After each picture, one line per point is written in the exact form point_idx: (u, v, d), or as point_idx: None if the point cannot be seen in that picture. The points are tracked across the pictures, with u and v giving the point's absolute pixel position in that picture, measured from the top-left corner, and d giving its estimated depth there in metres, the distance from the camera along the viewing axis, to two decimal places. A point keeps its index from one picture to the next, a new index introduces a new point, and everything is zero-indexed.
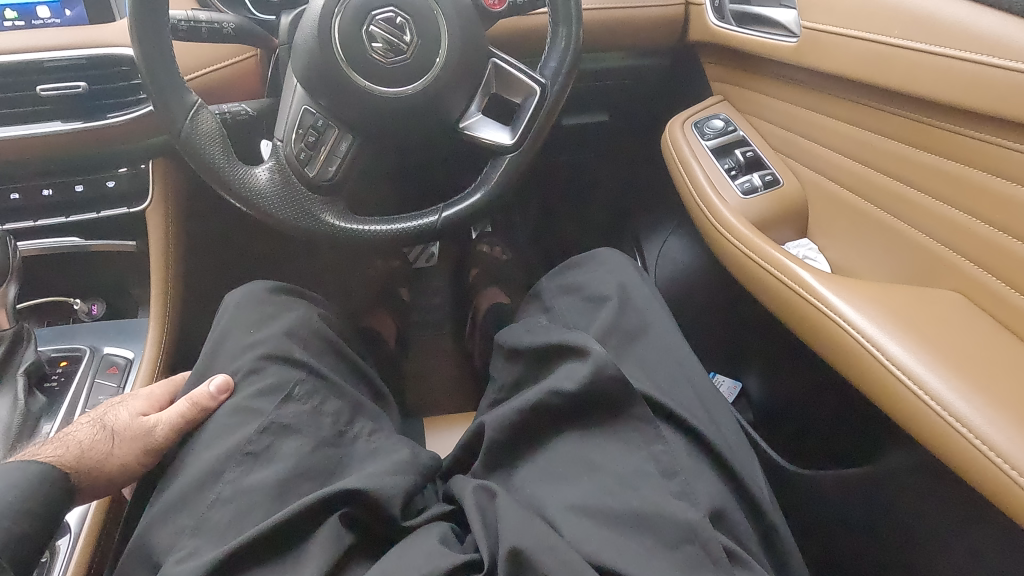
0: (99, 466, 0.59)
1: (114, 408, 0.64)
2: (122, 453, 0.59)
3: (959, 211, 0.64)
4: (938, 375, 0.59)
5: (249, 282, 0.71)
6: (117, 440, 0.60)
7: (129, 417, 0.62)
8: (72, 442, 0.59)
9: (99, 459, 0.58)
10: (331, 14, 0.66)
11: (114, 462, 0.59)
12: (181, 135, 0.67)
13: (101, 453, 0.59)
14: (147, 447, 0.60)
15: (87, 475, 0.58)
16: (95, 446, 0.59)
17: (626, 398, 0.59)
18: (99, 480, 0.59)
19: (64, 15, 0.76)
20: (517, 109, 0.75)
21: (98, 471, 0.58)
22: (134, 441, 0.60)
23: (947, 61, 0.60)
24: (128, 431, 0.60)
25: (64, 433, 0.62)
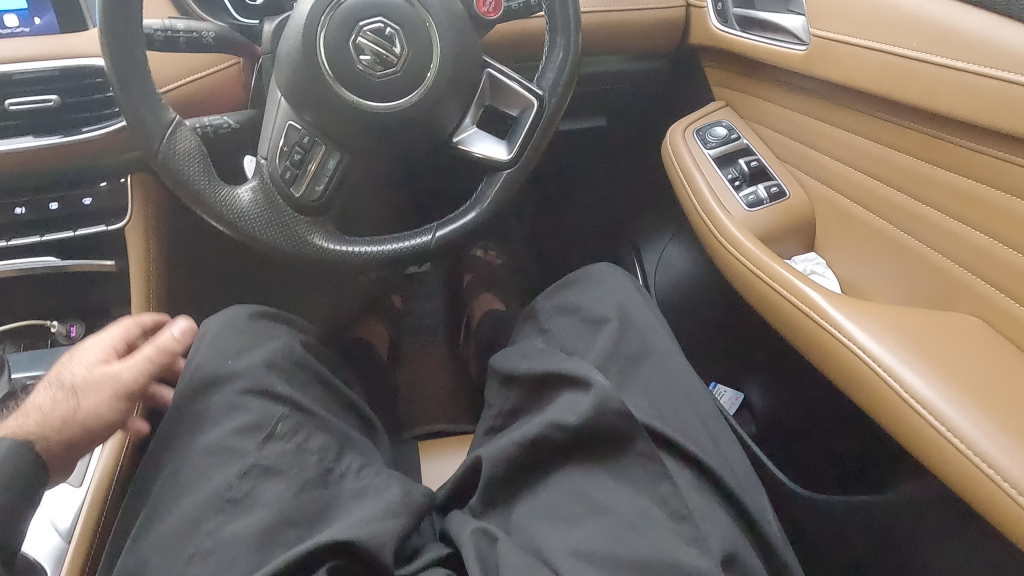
0: (71, 422, 0.58)
1: (65, 366, 0.63)
2: (93, 403, 0.59)
3: (979, 233, 0.61)
4: (961, 410, 0.55)
5: (228, 308, 0.67)
6: (85, 398, 0.59)
7: (88, 372, 0.61)
8: (32, 408, 0.58)
9: (75, 418, 0.58)
10: (316, 25, 0.62)
11: (88, 420, 0.58)
12: (159, 154, 0.63)
13: (68, 409, 0.58)
14: (117, 392, 0.61)
15: (64, 435, 0.56)
16: (58, 406, 0.58)
17: (627, 433, 0.56)
18: (79, 439, 0.58)
19: (34, 24, 0.71)
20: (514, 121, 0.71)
21: (77, 429, 0.58)
22: (100, 390, 0.60)
23: (972, 77, 0.57)
24: (92, 383, 0.60)
25: (19, 403, 0.59)
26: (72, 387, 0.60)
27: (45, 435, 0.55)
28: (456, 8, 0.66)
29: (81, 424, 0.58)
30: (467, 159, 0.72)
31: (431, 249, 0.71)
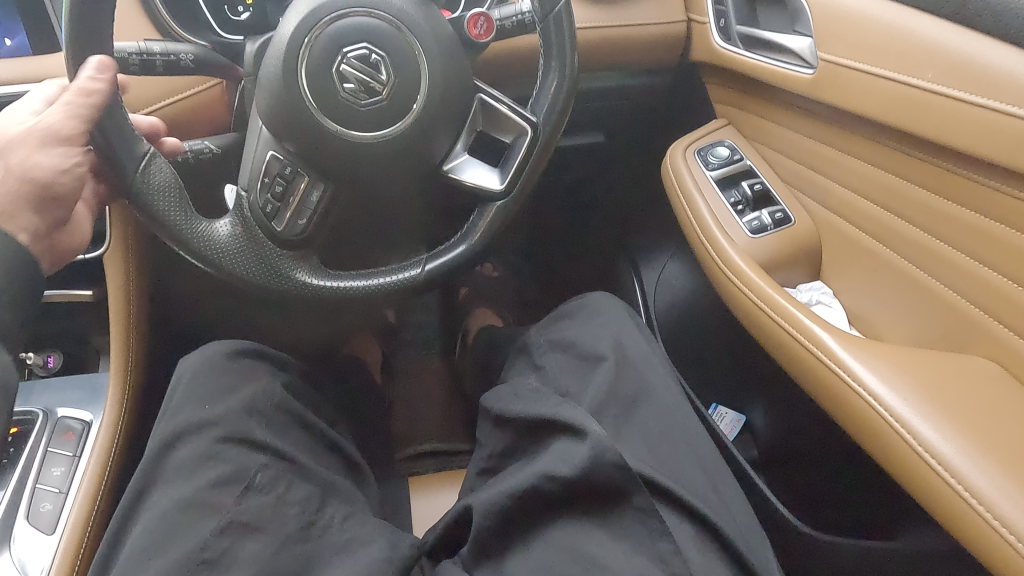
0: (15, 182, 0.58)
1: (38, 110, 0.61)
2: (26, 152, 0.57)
3: (997, 274, 0.57)
4: (976, 465, 0.52)
5: (205, 346, 0.66)
6: (27, 154, 0.58)
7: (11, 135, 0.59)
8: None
9: (29, 176, 0.58)
10: (297, 54, 0.59)
11: (42, 179, 0.59)
12: (131, 185, 0.59)
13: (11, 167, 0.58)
14: (44, 139, 0.58)
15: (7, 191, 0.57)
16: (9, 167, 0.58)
17: (625, 486, 0.53)
18: (44, 205, 0.60)
19: (4, 45, 0.69)
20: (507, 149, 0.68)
21: (34, 190, 0.59)
22: (36, 134, 0.58)
23: (992, 114, 0.53)
24: (29, 134, 0.58)
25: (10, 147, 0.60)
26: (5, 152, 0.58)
27: (8, 208, 0.58)
28: (445, 29, 0.63)
29: (38, 182, 0.59)
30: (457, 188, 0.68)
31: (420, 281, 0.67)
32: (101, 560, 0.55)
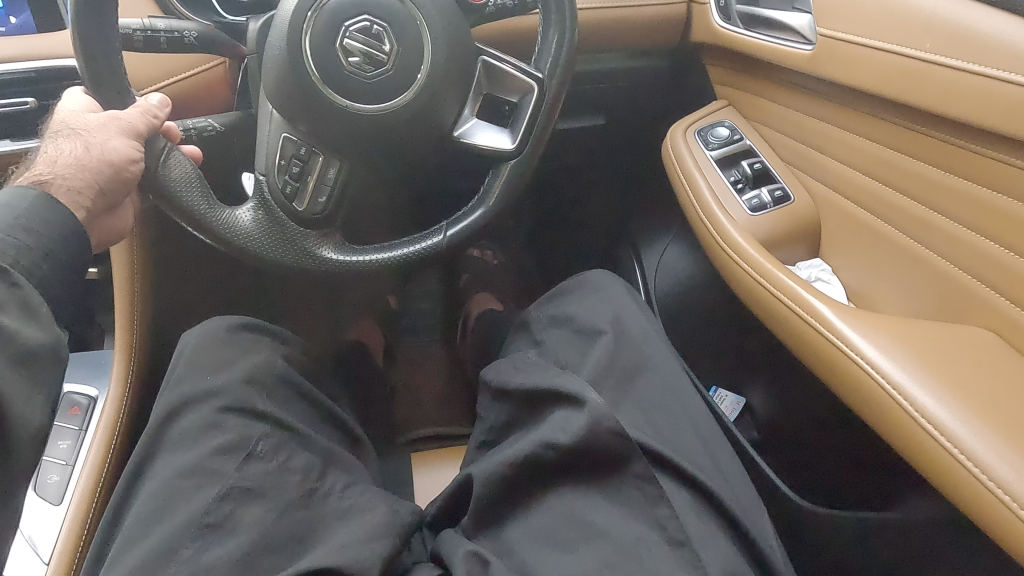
0: (92, 171, 0.55)
1: (69, 115, 0.58)
2: (107, 140, 0.56)
3: (995, 245, 0.58)
4: (974, 431, 0.52)
5: (207, 320, 0.67)
6: (106, 137, 0.56)
7: (93, 117, 0.57)
8: (56, 163, 0.55)
9: (104, 159, 0.56)
10: (302, 27, 0.59)
11: (115, 162, 0.56)
12: (150, 176, 0.59)
13: (77, 156, 0.55)
14: (123, 130, 0.57)
15: (87, 179, 0.55)
16: (77, 156, 0.56)
17: (623, 453, 0.53)
18: (110, 187, 0.57)
19: (9, 23, 0.69)
20: (514, 108, 0.68)
21: (105, 172, 0.56)
22: (109, 127, 0.56)
23: (989, 82, 0.54)
24: (97, 127, 0.56)
25: (51, 146, 0.57)
26: (83, 130, 0.56)
27: (72, 184, 0.55)
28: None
29: (111, 165, 0.56)
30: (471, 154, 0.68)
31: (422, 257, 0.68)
32: (106, 526, 0.56)
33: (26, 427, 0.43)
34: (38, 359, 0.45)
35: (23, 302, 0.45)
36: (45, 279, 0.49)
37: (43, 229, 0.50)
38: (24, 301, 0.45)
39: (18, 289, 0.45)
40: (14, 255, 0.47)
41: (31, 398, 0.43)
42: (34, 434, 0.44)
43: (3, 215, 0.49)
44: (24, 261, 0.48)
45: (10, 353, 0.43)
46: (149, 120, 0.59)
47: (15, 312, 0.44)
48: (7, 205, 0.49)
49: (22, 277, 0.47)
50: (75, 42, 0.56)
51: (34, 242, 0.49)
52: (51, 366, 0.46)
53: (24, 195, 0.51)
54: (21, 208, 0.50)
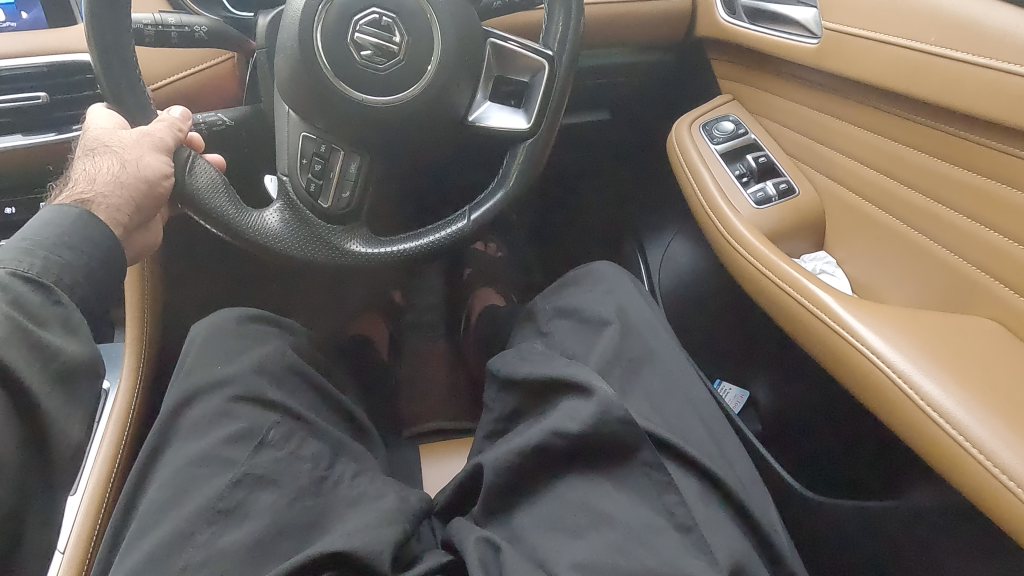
0: (129, 189, 0.56)
1: (97, 132, 0.58)
2: (142, 157, 0.56)
3: (1000, 236, 0.58)
4: (980, 419, 0.53)
5: (218, 311, 0.68)
6: (140, 154, 0.56)
7: (125, 134, 0.58)
8: (92, 182, 0.56)
9: (140, 175, 0.56)
10: (313, 19, 0.60)
11: (150, 178, 0.57)
12: (181, 189, 0.60)
13: (113, 175, 0.56)
14: (156, 147, 0.58)
15: (124, 197, 0.56)
16: (112, 174, 0.56)
17: (631, 441, 0.54)
18: (145, 203, 0.58)
19: (21, 18, 0.70)
20: (526, 88, 0.69)
21: (141, 188, 0.57)
22: (142, 145, 0.57)
23: (995, 73, 0.54)
24: (131, 144, 0.57)
25: (84, 165, 0.57)
26: (117, 147, 0.57)
27: (112, 202, 0.56)
28: None
29: (146, 182, 0.57)
30: (486, 137, 0.69)
31: (432, 250, 0.68)
32: (120, 514, 0.56)
33: (66, 444, 0.44)
34: (76, 376, 0.45)
35: (65, 320, 0.46)
36: (85, 298, 0.49)
37: (84, 248, 0.49)
38: (65, 319, 0.46)
39: (60, 308, 0.46)
40: (58, 272, 0.47)
41: (59, 396, 0.44)
42: (74, 450, 0.44)
43: (48, 234, 0.48)
44: (68, 281, 0.48)
45: (50, 369, 0.43)
46: (176, 134, 0.61)
47: (57, 330, 0.45)
48: (51, 224, 0.49)
49: (67, 297, 0.47)
50: (90, 40, 0.57)
51: (75, 260, 0.48)
52: (89, 386, 0.46)
53: (67, 214, 0.50)
54: (65, 225, 0.49)
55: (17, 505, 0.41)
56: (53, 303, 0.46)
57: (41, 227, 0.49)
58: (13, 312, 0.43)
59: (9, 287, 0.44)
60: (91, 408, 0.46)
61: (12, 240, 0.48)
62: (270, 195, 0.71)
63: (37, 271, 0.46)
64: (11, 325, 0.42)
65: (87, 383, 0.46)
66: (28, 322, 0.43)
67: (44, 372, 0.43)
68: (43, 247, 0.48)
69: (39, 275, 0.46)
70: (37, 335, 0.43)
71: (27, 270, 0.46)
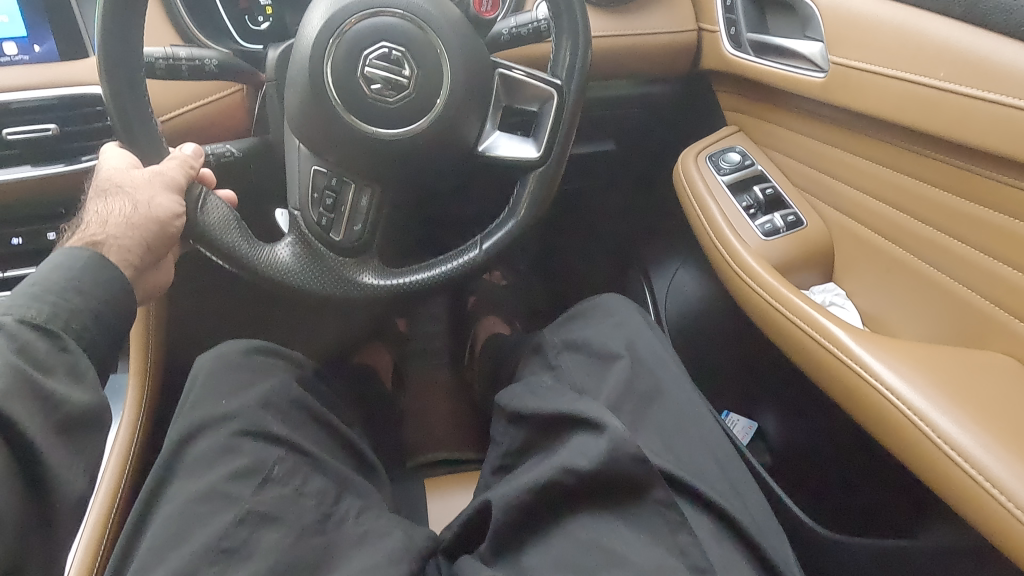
0: (140, 231, 0.56)
1: (110, 172, 0.59)
2: (153, 198, 0.57)
3: (1013, 270, 0.58)
4: (998, 458, 0.52)
5: (223, 344, 0.68)
6: (152, 195, 0.57)
7: (137, 174, 0.58)
8: (104, 223, 0.56)
9: (151, 216, 0.57)
10: (323, 53, 0.60)
11: (161, 219, 0.57)
12: (192, 224, 0.60)
13: (124, 217, 0.56)
14: (167, 188, 0.58)
15: (135, 239, 0.56)
16: (124, 216, 0.56)
17: (643, 479, 0.53)
18: (157, 243, 0.58)
19: (33, 51, 0.71)
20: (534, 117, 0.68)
21: (152, 229, 0.57)
22: (153, 186, 0.57)
23: (1004, 111, 0.54)
24: (143, 185, 0.57)
25: (98, 206, 0.57)
26: (129, 187, 0.57)
27: (123, 244, 0.56)
28: (457, 15, 0.63)
29: (157, 223, 0.57)
30: (496, 166, 0.69)
31: (441, 282, 0.68)
32: (120, 552, 0.55)
33: (69, 486, 0.43)
34: (81, 419, 0.44)
35: (71, 367, 0.45)
36: (93, 338, 0.48)
37: (93, 291, 0.49)
38: (72, 366, 0.45)
39: (67, 355, 0.46)
40: (65, 318, 0.47)
41: (62, 444, 0.43)
42: (77, 499, 0.43)
43: (57, 278, 0.48)
44: (75, 325, 0.47)
45: (55, 416, 0.43)
46: (187, 171, 0.61)
47: (63, 377, 0.44)
48: (60, 267, 0.49)
49: (74, 342, 0.47)
50: (103, 81, 0.58)
51: (83, 304, 0.48)
52: (94, 431, 0.46)
53: (77, 257, 0.50)
54: (74, 269, 0.49)
55: (17, 551, 0.40)
56: (60, 350, 0.46)
57: (51, 272, 0.49)
58: (18, 361, 0.43)
59: (17, 335, 0.44)
60: (95, 454, 0.45)
61: (22, 286, 0.48)
62: (281, 229, 0.72)
63: (44, 316, 0.46)
64: (15, 374, 0.42)
65: (91, 424, 0.45)
66: (33, 371, 0.43)
67: (47, 419, 0.42)
68: (52, 291, 0.48)
69: (47, 323, 0.46)
70: (41, 381, 0.43)
71: (34, 316, 0.46)
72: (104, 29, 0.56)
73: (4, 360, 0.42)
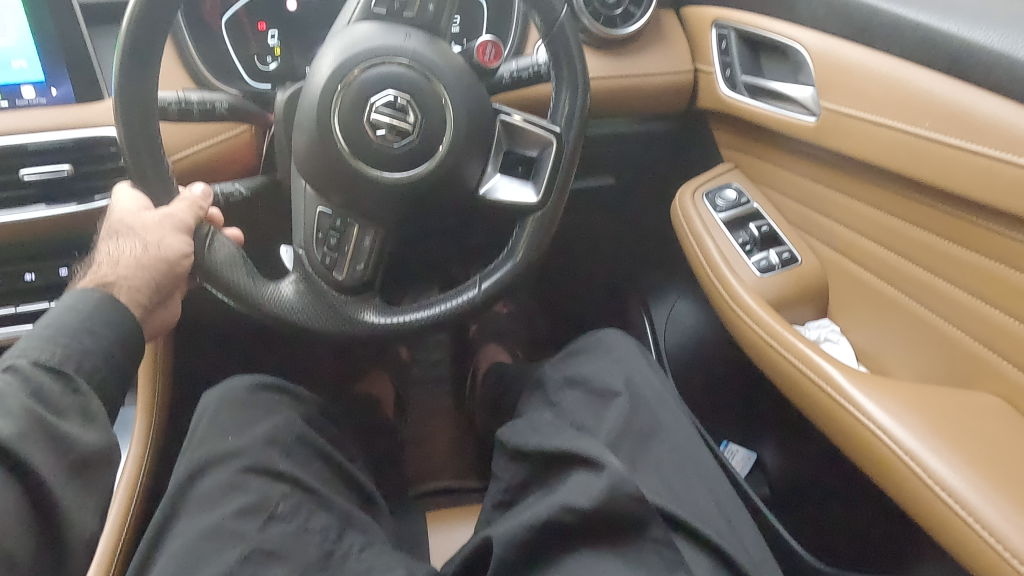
0: (149, 270, 0.58)
1: (119, 212, 0.60)
2: (161, 239, 0.58)
3: (1002, 313, 0.59)
4: (988, 500, 0.53)
5: (229, 380, 0.69)
6: (161, 236, 0.58)
7: (147, 214, 0.59)
8: (115, 264, 0.57)
9: (161, 256, 0.58)
10: (330, 101, 0.62)
11: (170, 258, 0.59)
12: (201, 264, 0.62)
13: (134, 257, 0.57)
14: (176, 229, 0.60)
15: (145, 279, 0.57)
16: (133, 256, 0.57)
17: (641, 518, 0.54)
18: (165, 282, 0.59)
19: (51, 95, 0.74)
20: (534, 161, 0.70)
21: (161, 269, 0.59)
22: (162, 227, 0.59)
23: (988, 161, 0.56)
24: (153, 226, 0.58)
25: (109, 248, 0.58)
26: (139, 228, 0.58)
27: (133, 284, 0.57)
28: (461, 64, 0.65)
29: (166, 262, 0.59)
30: (496, 209, 0.71)
31: (443, 319, 0.69)
32: None
33: (80, 527, 0.44)
34: (92, 462, 0.46)
35: (84, 409, 0.47)
36: (105, 380, 0.50)
37: (104, 331, 0.51)
38: (84, 407, 0.47)
39: (79, 395, 0.47)
40: (79, 360, 0.48)
41: (73, 486, 0.44)
42: (88, 539, 0.45)
43: (70, 319, 0.50)
44: (87, 366, 0.49)
45: (68, 459, 0.44)
46: (196, 211, 0.62)
47: (76, 420, 0.46)
48: (74, 309, 0.51)
49: (86, 384, 0.48)
50: (119, 123, 0.60)
51: (97, 345, 0.50)
52: (106, 472, 0.47)
53: (89, 299, 0.52)
54: (87, 311, 0.51)
55: None
56: (72, 391, 0.47)
57: (64, 313, 0.50)
58: (33, 404, 0.44)
59: (32, 378, 0.45)
60: (106, 495, 0.47)
61: (36, 328, 0.49)
62: (286, 266, 0.73)
63: (59, 359, 0.47)
64: (29, 418, 0.43)
65: (103, 466, 0.47)
66: (46, 413, 0.44)
67: (62, 462, 0.44)
68: (65, 333, 0.49)
69: (60, 364, 0.47)
70: (55, 424, 0.44)
71: (49, 359, 0.47)
72: (122, 73, 0.58)
73: (19, 404, 0.43)
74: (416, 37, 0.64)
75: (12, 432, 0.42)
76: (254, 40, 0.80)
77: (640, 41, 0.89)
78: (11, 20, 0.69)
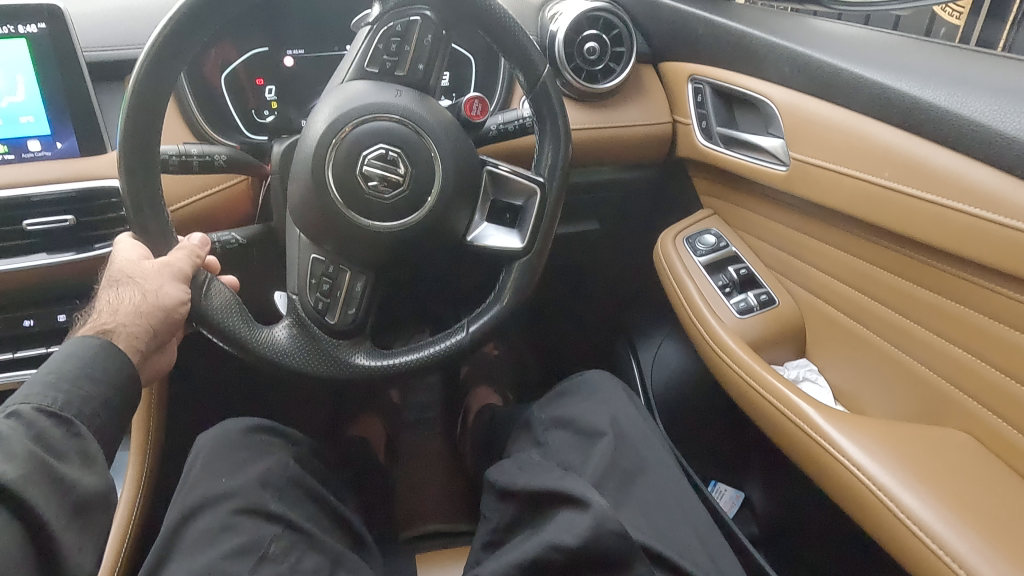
0: (147, 317, 0.59)
1: (120, 263, 0.62)
2: (160, 287, 0.60)
3: (966, 353, 0.62)
4: (960, 536, 0.55)
5: (224, 423, 0.71)
6: (160, 284, 0.60)
7: (146, 264, 0.61)
8: (115, 310, 0.59)
9: (158, 304, 0.60)
10: (324, 154, 0.65)
11: (168, 306, 0.61)
12: (197, 310, 0.64)
13: (133, 304, 0.59)
14: (174, 276, 0.62)
15: (142, 326, 0.59)
16: (131, 302, 0.59)
17: (626, 556, 0.56)
18: (162, 329, 0.61)
19: (55, 148, 0.77)
20: (519, 210, 0.74)
21: (158, 316, 0.60)
22: (161, 275, 0.61)
23: (944, 208, 0.60)
24: (152, 275, 0.60)
25: (109, 296, 0.60)
26: (139, 277, 0.60)
27: (131, 330, 0.59)
28: (449, 119, 0.69)
29: (163, 309, 0.60)
30: (484, 255, 0.74)
31: (432, 361, 0.71)
32: None
33: (77, 567, 0.45)
34: (91, 503, 0.47)
35: (83, 452, 0.48)
36: (103, 425, 0.52)
37: (104, 378, 0.53)
38: (83, 450, 0.48)
39: (79, 439, 0.49)
40: (78, 405, 0.50)
41: (74, 528, 0.46)
42: None
43: (70, 367, 0.52)
44: (87, 410, 0.51)
45: (69, 502, 0.46)
46: (193, 260, 0.65)
47: (76, 463, 0.47)
48: (74, 356, 0.53)
49: (85, 428, 0.50)
50: (122, 175, 0.62)
51: (95, 391, 0.52)
52: (103, 514, 0.48)
53: (88, 347, 0.54)
54: (87, 358, 0.53)
55: None
56: (73, 436, 0.48)
57: (64, 360, 0.52)
58: (36, 447, 0.46)
59: (34, 422, 0.47)
60: (103, 536, 0.48)
61: (37, 373, 0.51)
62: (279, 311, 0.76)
63: (59, 404, 0.49)
64: (33, 461, 0.45)
65: (100, 508, 0.48)
66: (48, 457, 0.46)
67: (64, 505, 0.45)
68: (65, 379, 0.51)
69: (61, 409, 0.49)
70: (56, 467, 0.46)
71: (50, 404, 0.49)
72: (127, 129, 0.61)
73: (23, 447, 0.45)
74: (407, 94, 0.67)
75: (17, 474, 0.43)
76: (251, 95, 0.85)
77: (619, 94, 0.93)
78: (20, 79, 0.73)
